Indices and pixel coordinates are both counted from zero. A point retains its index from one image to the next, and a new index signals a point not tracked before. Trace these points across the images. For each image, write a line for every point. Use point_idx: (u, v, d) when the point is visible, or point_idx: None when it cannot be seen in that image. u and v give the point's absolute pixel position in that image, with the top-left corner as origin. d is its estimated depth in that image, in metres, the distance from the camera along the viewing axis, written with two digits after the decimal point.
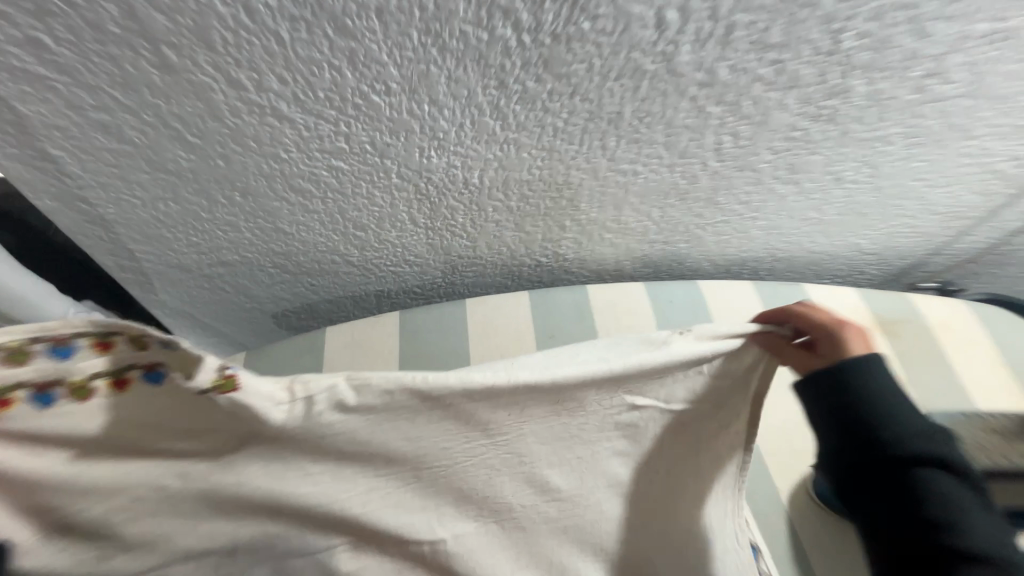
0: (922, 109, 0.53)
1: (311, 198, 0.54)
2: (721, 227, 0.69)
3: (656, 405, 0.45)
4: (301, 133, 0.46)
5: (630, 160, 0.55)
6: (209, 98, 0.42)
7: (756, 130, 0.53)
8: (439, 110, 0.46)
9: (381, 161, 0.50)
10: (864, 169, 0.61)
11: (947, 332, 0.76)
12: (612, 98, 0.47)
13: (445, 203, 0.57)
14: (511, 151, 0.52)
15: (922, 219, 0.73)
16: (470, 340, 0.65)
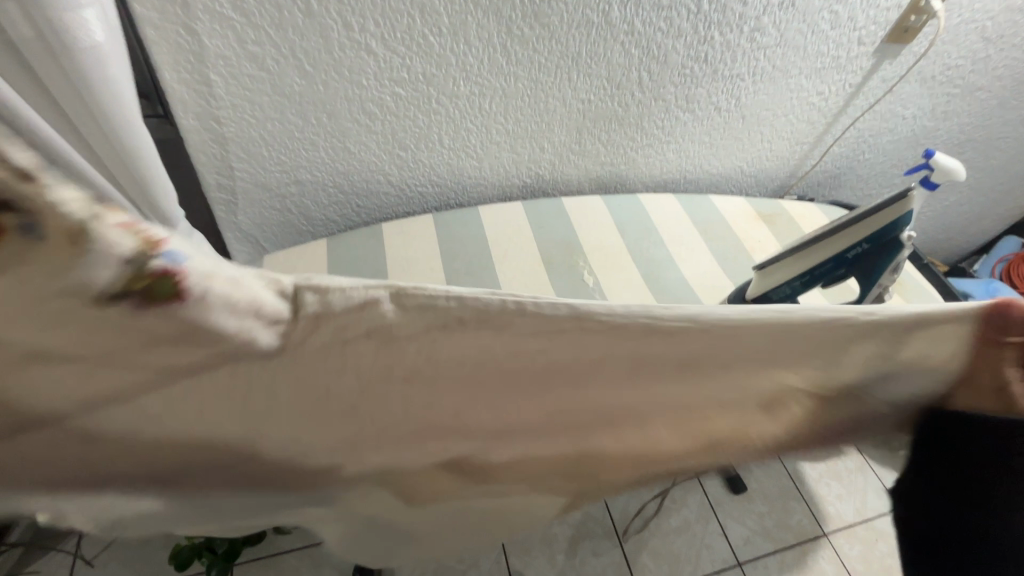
0: (754, 54, 0.86)
1: (375, 119, 0.77)
2: (648, 149, 0.98)
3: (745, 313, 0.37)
4: (380, 64, 0.70)
5: (586, 90, 0.83)
6: (328, 36, 0.66)
7: (662, 68, 0.83)
8: (469, 49, 0.72)
9: (427, 89, 0.75)
10: (732, 99, 0.93)
11: (803, 219, 1.10)
12: (575, 41, 0.75)
13: (464, 125, 0.82)
14: (510, 82, 0.78)
15: (777, 145, 1.08)
16: (486, 232, 0.90)
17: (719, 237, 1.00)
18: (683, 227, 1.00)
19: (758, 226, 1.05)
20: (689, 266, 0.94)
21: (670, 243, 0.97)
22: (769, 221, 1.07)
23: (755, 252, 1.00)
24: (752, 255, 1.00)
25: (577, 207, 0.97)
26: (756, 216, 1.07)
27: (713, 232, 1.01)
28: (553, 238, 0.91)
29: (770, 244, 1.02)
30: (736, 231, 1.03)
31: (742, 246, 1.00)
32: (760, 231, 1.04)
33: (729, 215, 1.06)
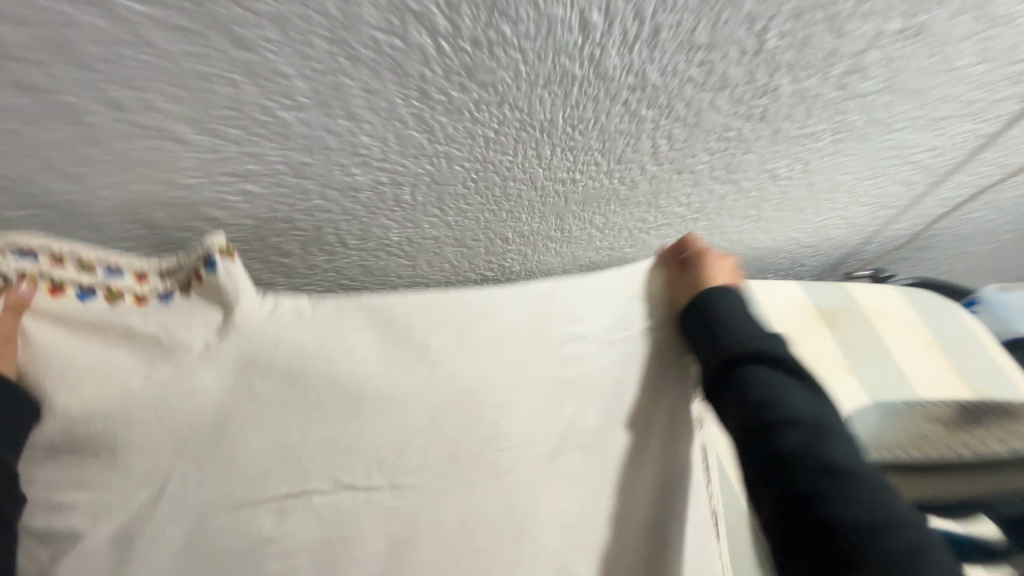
0: (844, 105, 0.54)
1: (225, 224, 0.49)
2: (664, 229, 0.68)
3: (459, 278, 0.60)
4: (203, 156, 0.42)
5: (567, 168, 0.53)
6: (85, 123, 0.37)
7: (690, 131, 0.52)
8: (358, 126, 0.42)
9: (299, 182, 0.46)
10: (796, 164, 0.62)
11: (882, 316, 0.78)
12: (543, 106, 0.45)
13: (376, 221, 0.53)
14: (442, 165, 0.48)
15: (852, 211, 0.75)
16: None
17: None
18: None
19: (818, 333, 0.74)
20: None
21: None
22: (834, 323, 0.76)
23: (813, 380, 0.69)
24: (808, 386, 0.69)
25: None
26: (816, 315, 0.76)
27: None
28: None
29: (833, 365, 0.72)
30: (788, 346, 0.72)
31: None
32: (821, 341, 0.74)
33: (776, 314, 0.75)
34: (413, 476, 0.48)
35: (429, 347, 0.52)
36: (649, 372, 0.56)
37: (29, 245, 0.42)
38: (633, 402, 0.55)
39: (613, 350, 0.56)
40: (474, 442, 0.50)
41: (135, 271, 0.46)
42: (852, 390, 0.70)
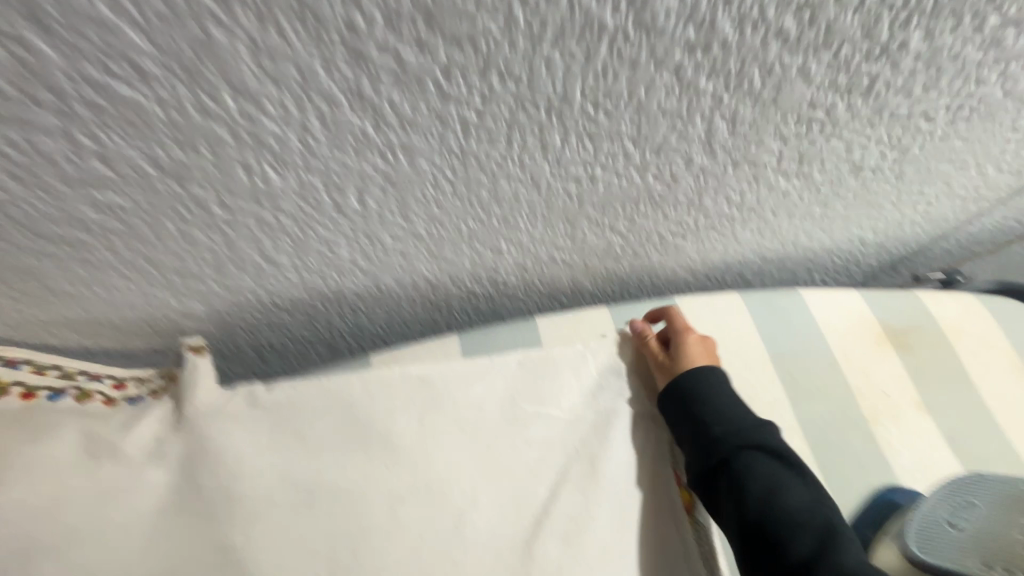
0: (981, 72, 0.38)
1: (90, 246, 0.34)
2: (703, 233, 0.53)
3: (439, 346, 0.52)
4: (11, 154, 0.26)
5: (584, 162, 0.37)
6: None
7: (762, 112, 0.36)
8: (256, 105, 0.27)
9: (185, 189, 0.31)
10: (890, 154, 0.46)
11: (962, 337, 0.63)
12: (551, 76, 0.29)
13: (316, 235, 0.38)
14: (400, 161, 0.33)
15: (938, 205, 0.60)
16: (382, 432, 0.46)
17: (816, 392, 0.56)
18: (753, 371, 0.56)
19: (885, 359, 0.60)
20: None
21: None
22: (904, 346, 0.61)
23: (879, 422, 0.56)
24: (873, 429, 0.55)
25: (565, 340, 0.54)
26: (882, 336, 0.61)
27: (807, 382, 0.57)
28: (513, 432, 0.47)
29: (905, 401, 0.57)
30: (847, 377, 0.58)
31: (857, 407, 0.56)
32: (888, 369, 0.59)
33: (834, 336, 0.60)
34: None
35: (383, 419, 0.45)
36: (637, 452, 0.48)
37: (12, 355, 0.40)
38: (620, 484, 0.46)
39: (580, 426, 0.48)
40: (431, 528, 0.41)
41: (112, 380, 0.43)
42: (928, 435, 0.56)
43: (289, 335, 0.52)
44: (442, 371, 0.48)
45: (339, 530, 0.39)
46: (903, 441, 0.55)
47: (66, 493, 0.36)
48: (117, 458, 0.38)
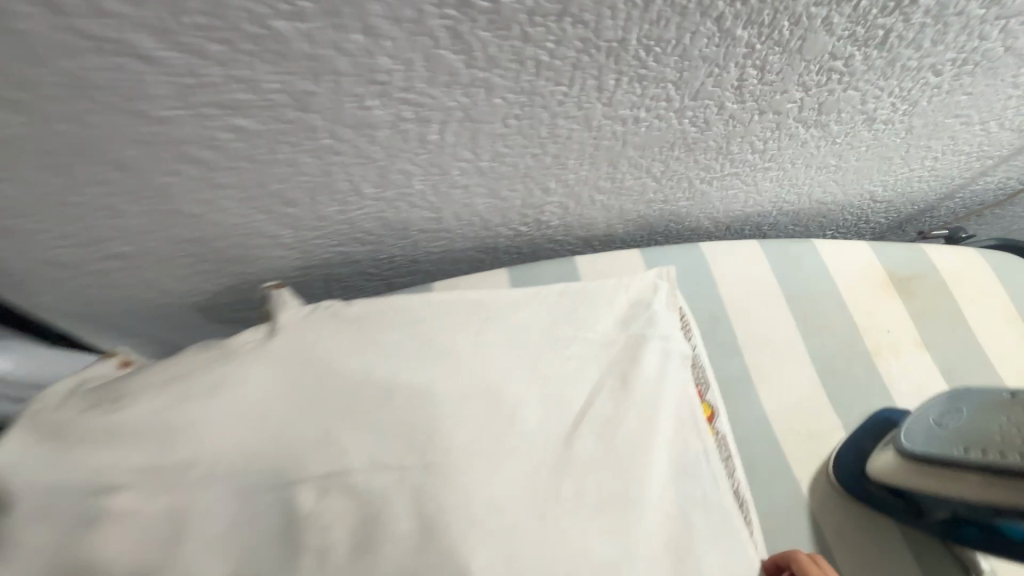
0: (984, 28, 0.43)
1: (217, 168, 0.40)
2: (728, 180, 0.58)
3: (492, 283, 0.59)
4: (180, 80, 0.32)
5: (631, 104, 0.43)
6: (17, 29, 0.27)
7: (789, 61, 0.42)
8: (375, 42, 0.33)
9: (303, 117, 0.37)
10: (900, 106, 0.51)
11: (962, 286, 0.69)
12: (615, 20, 0.35)
13: (397, 166, 0.45)
14: (479, 96, 0.39)
15: (944, 161, 0.65)
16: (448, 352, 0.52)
17: (824, 327, 0.63)
18: (768, 307, 0.62)
19: (889, 302, 0.66)
20: (773, 391, 0.57)
21: (745, 344, 0.60)
22: (907, 291, 0.67)
23: (881, 355, 0.62)
24: (875, 361, 0.62)
25: (601, 277, 0.60)
26: (887, 282, 0.67)
27: (817, 319, 0.63)
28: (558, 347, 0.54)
29: (905, 338, 0.64)
30: (853, 316, 0.64)
31: (861, 341, 0.62)
32: (892, 311, 0.65)
33: (843, 281, 0.66)
34: (445, 455, 0.45)
35: (448, 334, 0.52)
36: (670, 372, 0.54)
37: None
38: (652, 396, 0.52)
39: (612, 348, 0.55)
40: (493, 421, 0.48)
41: None
42: (925, 367, 0.62)
43: (355, 266, 0.59)
44: (495, 300, 0.56)
45: (416, 419, 0.46)
46: (902, 372, 0.61)
47: (192, 384, 0.45)
48: (230, 359, 0.47)
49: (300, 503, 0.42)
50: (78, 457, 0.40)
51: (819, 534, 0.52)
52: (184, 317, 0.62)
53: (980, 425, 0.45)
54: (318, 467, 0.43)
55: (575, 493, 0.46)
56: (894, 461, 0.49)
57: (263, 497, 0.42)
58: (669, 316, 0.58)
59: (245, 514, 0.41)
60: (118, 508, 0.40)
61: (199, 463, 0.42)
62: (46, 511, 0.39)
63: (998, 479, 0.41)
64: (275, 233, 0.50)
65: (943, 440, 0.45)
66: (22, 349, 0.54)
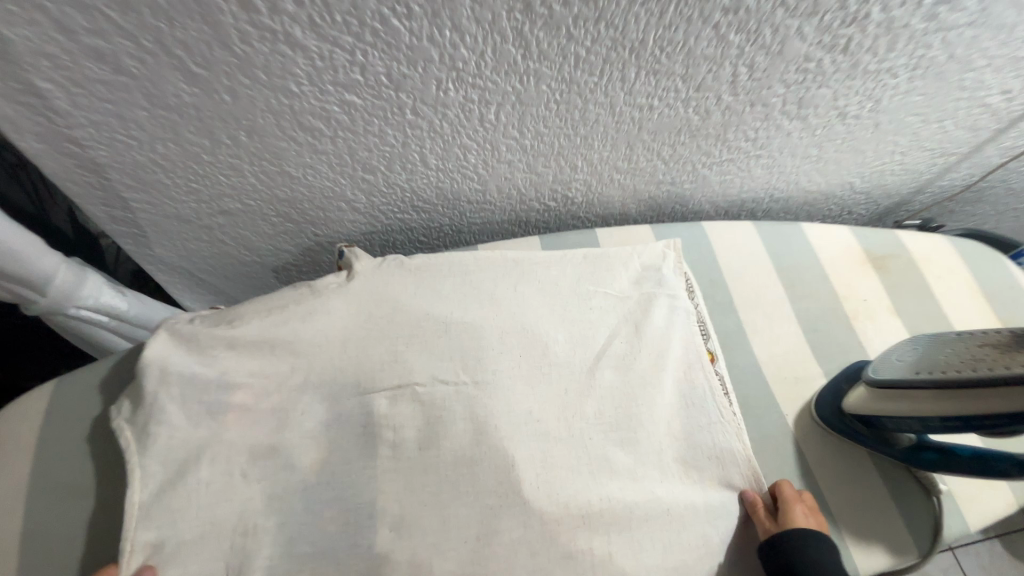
0: (929, 38, 0.54)
1: (322, 137, 0.51)
2: (726, 165, 0.69)
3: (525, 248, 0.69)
4: (315, 62, 0.43)
5: (647, 93, 0.54)
6: (217, 21, 0.39)
7: (772, 61, 0.53)
8: (460, 37, 0.44)
9: (396, 96, 0.48)
10: (867, 103, 0.62)
11: (929, 265, 0.79)
12: (637, 25, 0.46)
13: (459, 141, 0.56)
14: (530, 83, 0.50)
15: (912, 156, 0.76)
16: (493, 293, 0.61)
17: (808, 294, 0.73)
18: (761, 276, 0.73)
19: (865, 275, 0.76)
20: (763, 342, 0.68)
21: (739, 305, 0.70)
22: (882, 267, 0.77)
23: (858, 318, 0.72)
24: (853, 323, 0.71)
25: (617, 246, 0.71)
26: (864, 259, 0.77)
27: (803, 286, 0.73)
28: (586, 298, 0.63)
29: (879, 305, 0.74)
30: (834, 286, 0.74)
31: (841, 307, 0.72)
32: (868, 283, 0.75)
33: (826, 256, 0.76)
34: (493, 378, 0.54)
35: (490, 283, 0.62)
36: (678, 325, 0.64)
37: None
38: (660, 341, 0.62)
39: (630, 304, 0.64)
40: (528, 353, 0.57)
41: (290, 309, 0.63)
42: (896, 330, 0.72)
43: (410, 231, 0.70)
44: (530, 259, 0.65)
45: (466, 346, 0.55)
46: (876, 332, 0.71)
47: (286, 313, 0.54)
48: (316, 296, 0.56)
49: (376, 409, 0.51)
50: (207, 361, 0.51)
51: (802, 460, 0.61)
52: (260, 275, 0.72)
53: (933, 357, 0.54)
54: (390, 382, 0.53)
55: (597, 413, 0.55)
56: (866, 394, 0.58)
57: (345, 402, 0.52)
58: (676, 278, 0.67)
59: (332, 414, 0.51)
60: (238, 403, 0.50)
61: (294, 376, 0.52)
62: (182, 397, 0.49)
63: (939, 390, 0.50)
64: (352, 197, 0.61)
65: (903, 370, 0.55)
66: (138, 297, 0.64)
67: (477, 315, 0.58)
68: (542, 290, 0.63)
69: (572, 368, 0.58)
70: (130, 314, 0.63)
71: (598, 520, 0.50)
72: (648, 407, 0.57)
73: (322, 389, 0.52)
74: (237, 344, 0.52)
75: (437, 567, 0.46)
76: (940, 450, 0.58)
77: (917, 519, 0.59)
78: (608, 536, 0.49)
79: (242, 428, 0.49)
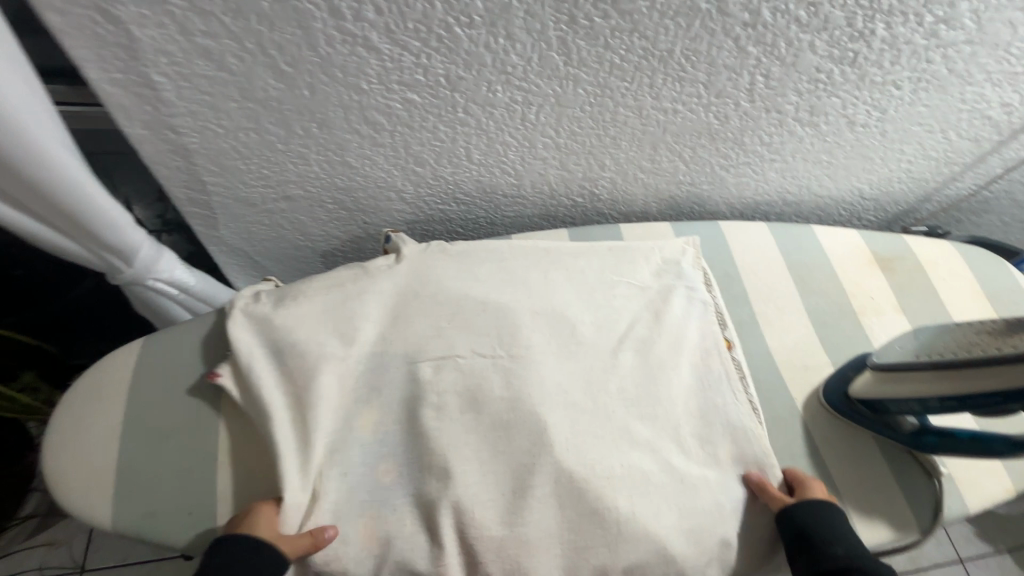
0: (930, 53, 0.59)
1: (382, 131, 0.58)
2: (742, 168, 0.75)
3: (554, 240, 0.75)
4: (385, 64, 0.50)
5: (672, 98, 0.60)
6: (309, 26, 0.45)
7: (786, 71, 0.59)
8: (512, 44, 0.50)
9: (451, 95, 0.55)
10: (874, 112, 0.68)
11: (935, 268, 0.84)
12: (667, 36, 0.52)
13: (501, 138, 0.62)
14: (568, 87, 0.56)
15: (917, 164, 0.81)
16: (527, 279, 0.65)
17: (818, 290, 0.78)
18: (773, 272, 0.78)
19: (872, 274, 0.81)
20: (775, 333, 0.72)
21: (753, 298, 0.75)
22: (889, 268, 0.82)
23: (865, 314, 0.76)
24: (860, 318, 0.76)
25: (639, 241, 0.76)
26: (872, 259, 0.82)
27: (813, 283, 0.78)
28: (611, 286, 0.67)
29: (886, 303, 0.78)
30: (843, 283, 0.79)
31: (849, 303, 0.77)
32: (875, 282, 0.80)
33: (836, 256, 0.81)
34: (529, 350, 0.58)
35: (523, 271, 0.66)
36: (694, 315, 0.67)
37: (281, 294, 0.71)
38: (679, 327, 0.66)
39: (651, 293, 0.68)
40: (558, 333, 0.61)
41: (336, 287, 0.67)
42: (900, 326, 0.77)
43: (448, 221, 0.76)
44: (562, 250, 0.69)
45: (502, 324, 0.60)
46: (882, 327, 0.76)
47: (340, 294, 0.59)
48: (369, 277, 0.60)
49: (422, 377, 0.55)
50: (271, 333, 0.55)
51: (809, 437, 0.65)
52: (309, 260, 0.79)
53: (931, 344, 0.59)
54: (434, 351, 0.57)
55: (620, 389, 0.59)
56: (873, 380, 0.62)
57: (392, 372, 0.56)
58: (695, 273, 0.71)
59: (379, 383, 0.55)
60: (296, 366, 0.53)
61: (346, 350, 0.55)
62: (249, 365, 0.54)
63: (939, 370, 0.54)
64: (401, 188, 0.67)
65: (904, 356, 0.60)
66: (203, 275, 0.71)
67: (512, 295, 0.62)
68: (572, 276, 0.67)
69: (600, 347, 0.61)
70: (197, 289, 0.69)
71: (618, 484, 0.53)
72: (666, 388, 0.60)
73: (371, 358, 0.56)
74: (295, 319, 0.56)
75: (480, 514, 0.50)
76: (940, 433, 0.61)
77: (918, 498, 0.63)
78: (631, 497, 0.53)
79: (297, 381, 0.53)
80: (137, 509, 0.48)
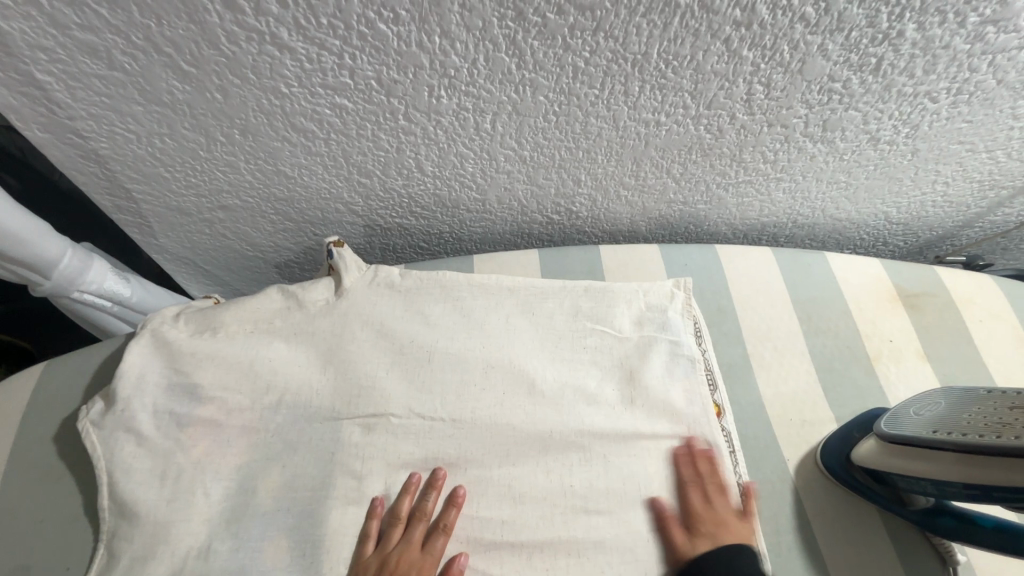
0: (974, 61, 0.49)
1: (314, 138, 0.51)
2: (744, 187, 0.65)
3: (523, 266, 0.67)
4: (303, 65, 0.43)
5: (653, 108, 0.51)
6: (203, 21, 0.39)
7: (791, 80, 0.49)
8: (450, 44, 0.42)
9: (387, 100, 0.47)
10: (902, 129, 0.57)
11: (970, 307, 0.72)
12: (639, 36, 0.43)
13: (455, 149, 0.54)
14: (526, 94, 0.48)
15: (956, 188, 0.69)
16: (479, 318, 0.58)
17: (827, 329, 0.67)
18: (775, 307, 0.68)
19: (893, 314, 0.70)
20: (770, 379, 0.63)
21: (748, 336, 0.66)
22: (914, 306, 0.71)
23: (880, 360, 0.66)
24: (874, 365, 0.66)
25: (620, 267, 0.68)
26: (894, 296, 0.71)
27: (821, 322, 0.68)
28: (578, 326, 0.59)
29: (907, 348, 0.68)
30: (857, 323, 0.68)
31: (862, 346, 0.67)
32: (895, 323, 0.69)
33: (852, 291, 0.71)
34: (471, 415, 0.53)
35: (482, 311, 0.58)
36: (673, 365, 0.59)
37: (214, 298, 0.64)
38: (653, 378, 0.57)
39: (628, 343, 0.59)
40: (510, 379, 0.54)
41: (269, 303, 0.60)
42: (923, 376, 0.66)
43: (409, 236, 0.69)
44: (526, 287, 0.61)
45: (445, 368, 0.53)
46: (900, 378, 0.65)
47: (267, 333, 0.53)
48: (301, 309, 0.55)
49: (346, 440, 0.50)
50: (183, 370, 0.51)
51: (800, 509, 0.56)
52: (263, 271, 0.73)
53: (951, 414, 0.49)
54: (365, 408, 0.51)
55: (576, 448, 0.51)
56: (879, 449, 0.52)
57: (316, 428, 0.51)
58: (683, 324, 0.61)
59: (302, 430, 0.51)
60: (208, 417, 0.50)
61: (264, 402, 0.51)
62: (154, 405, 0.50)
63: (961, 454, 0.44)
64: (349, 201, 0.60)
65: (918, 426, 0.50)
66: (142, 282, 0.65)
67: (463, 342, 0.56)
68: (533, 314, 0.59)
69: (556, 399, 0.54)
70: (133, 300, 0.64)
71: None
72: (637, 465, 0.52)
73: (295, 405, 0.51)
74: (211, 361, 0.51)
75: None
76: (958, 515, 0.52)
77: None
78: None
79: (208, 442, 0.49)
80: (10, 561, 0.46)
